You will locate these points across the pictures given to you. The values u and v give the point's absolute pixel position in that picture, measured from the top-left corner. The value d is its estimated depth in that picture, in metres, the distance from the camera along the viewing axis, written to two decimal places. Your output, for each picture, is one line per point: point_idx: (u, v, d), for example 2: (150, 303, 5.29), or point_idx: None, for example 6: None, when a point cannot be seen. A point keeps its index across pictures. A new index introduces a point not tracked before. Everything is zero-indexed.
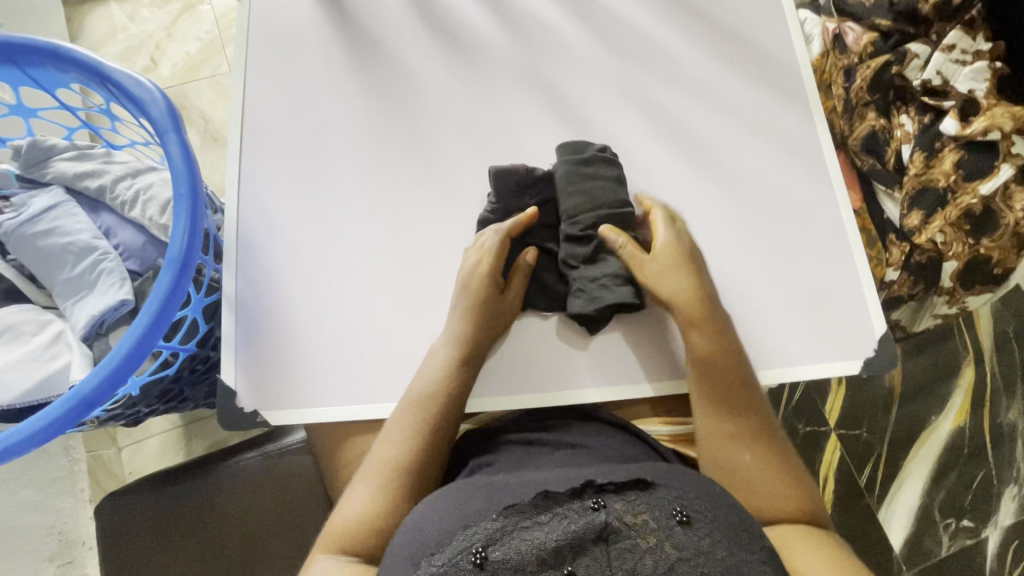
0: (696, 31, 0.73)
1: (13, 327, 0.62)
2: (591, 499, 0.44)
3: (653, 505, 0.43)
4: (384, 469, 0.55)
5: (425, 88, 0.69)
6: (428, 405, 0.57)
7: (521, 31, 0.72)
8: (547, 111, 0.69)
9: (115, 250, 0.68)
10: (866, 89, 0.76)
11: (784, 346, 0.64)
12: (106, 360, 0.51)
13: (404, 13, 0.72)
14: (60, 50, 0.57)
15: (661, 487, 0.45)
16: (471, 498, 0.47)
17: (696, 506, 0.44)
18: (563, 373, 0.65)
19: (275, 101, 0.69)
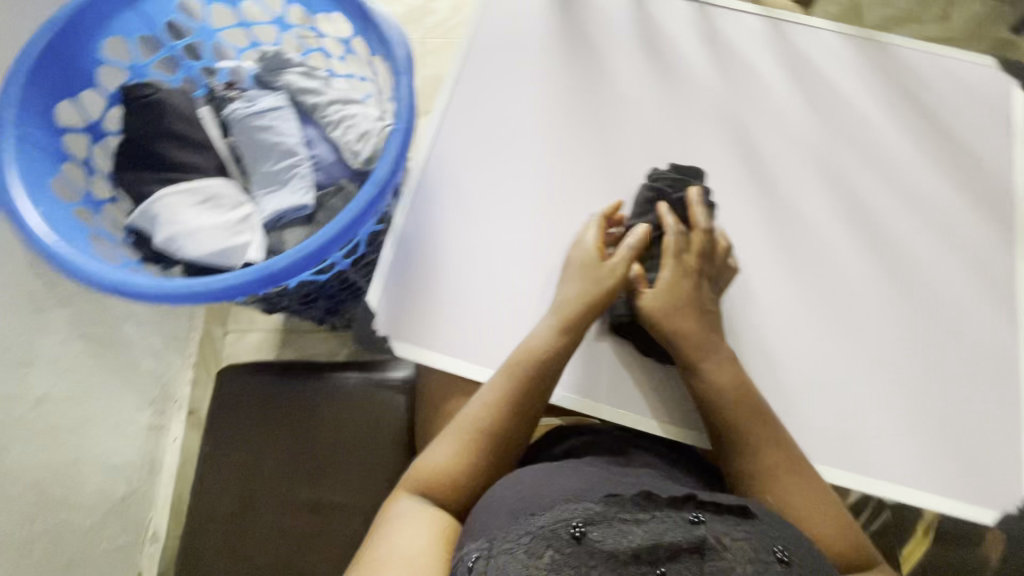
0: (909, 125, 0.72)
1: (215, 197, 0.68)
2: (690, 513, 0.45)
3: (753, 536, 0.44)
4: (467, 427, 0.58)
5: (626, 102, 0.72)
6: (520, 374, 0.59)
7: (733, 77, 0.74)
8: (737, 156, 0.70)
9: (310, 160, 0.75)
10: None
11: (913, 464, 0.60)
12: (294, 251, 0.58)
13: (629, 30, 0.76)
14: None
15: (761, 521, 0.46)
16: (570, 476, 0.52)
17: (798, 552, 0.45)
18: (658, 396, 0.63)
19: (489, 74, 0.74)
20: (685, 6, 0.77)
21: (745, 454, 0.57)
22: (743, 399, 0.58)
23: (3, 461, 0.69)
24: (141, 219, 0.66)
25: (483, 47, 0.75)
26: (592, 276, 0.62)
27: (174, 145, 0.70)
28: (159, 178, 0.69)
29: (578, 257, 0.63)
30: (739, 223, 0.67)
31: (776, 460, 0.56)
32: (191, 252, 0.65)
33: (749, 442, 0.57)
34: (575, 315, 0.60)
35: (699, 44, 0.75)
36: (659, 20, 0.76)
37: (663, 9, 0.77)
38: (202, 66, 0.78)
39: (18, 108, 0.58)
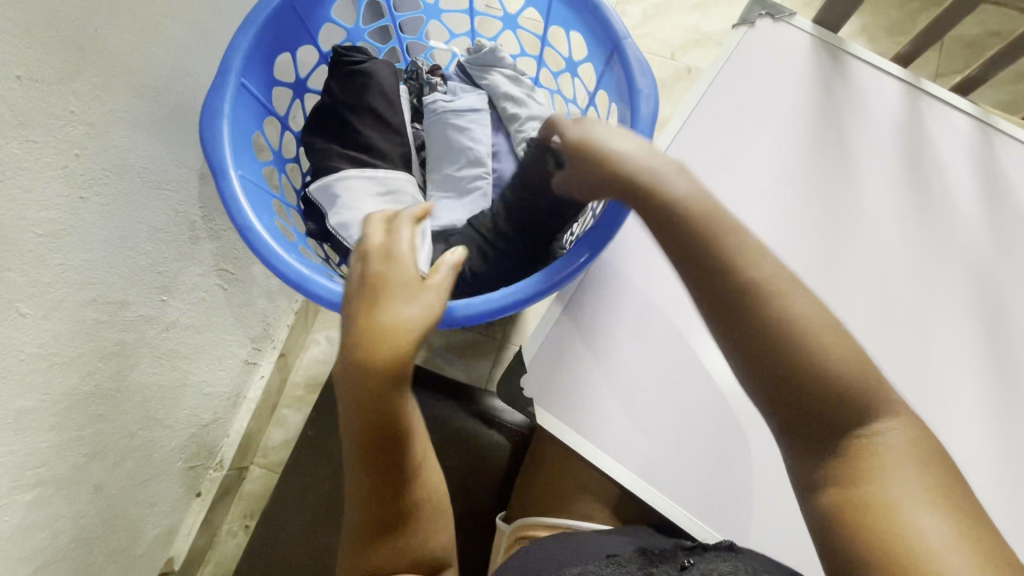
0: None
1: (396, 192, 0.64)
2: (682, 560, 0.50)
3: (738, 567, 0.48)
4: (360, 529, 0.44)
5: (864, 220, 0.63)
6: (371, 447, 0.43)
7: (1002, 227, 0.63)
8: (980, 322, 0.60)
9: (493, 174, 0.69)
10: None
11: None
12: (481, 304, 0.53)
13: (892, 135, 0.65)
14: (602, 8, 0.58)
15: (748, 552, 0.51)
16: (580, 544, 0.56)
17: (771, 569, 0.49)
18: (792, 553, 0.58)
19: (716, 138, 0.66)
20: (965, 123, 0.66)
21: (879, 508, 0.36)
22: None
23: (125, 377, 0.70)
24: (321, 195, 0.64)
25: (717, 107, 0.67)
26: (411, 308, 0.45)
27: (368, 122, 0.66)
28: (344, 152, 0.65)
29: (408, 315, 0.45)
30: (957, 405, 0.58)
31: (935, 507, 0.36)
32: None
33: (877, 485, 0.37)
34: (399, 356, 0.43)
35: (971, 174, 0.64)
36: (928, 133, 0.65)
37: (938, 122, 0.65)
38: (412, 41, 0.73)
39: (243, 58, 0.56)
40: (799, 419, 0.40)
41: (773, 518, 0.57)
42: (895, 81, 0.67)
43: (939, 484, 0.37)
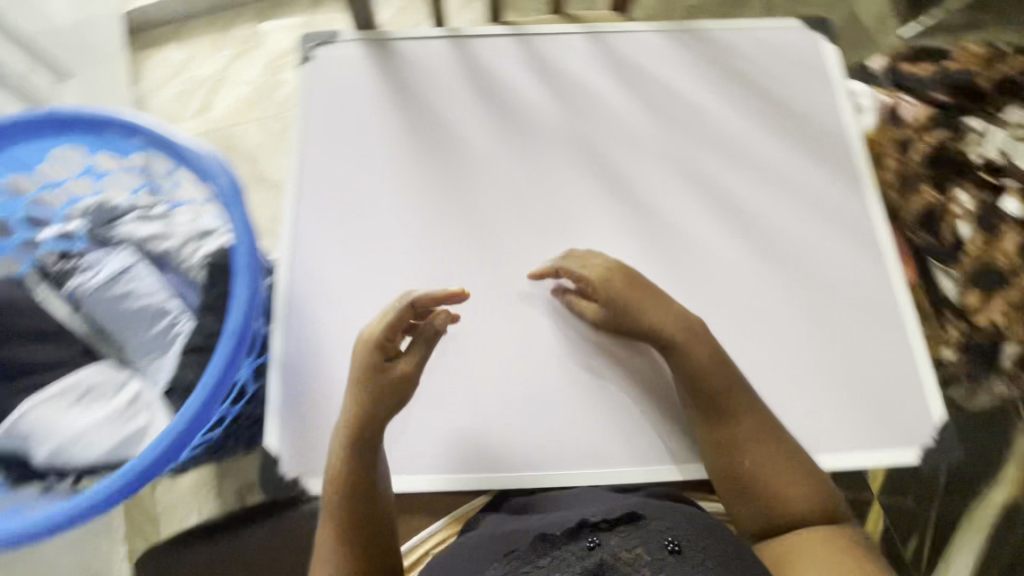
0: (738, 102, 0.75)
1: (91, 389, 0.65)
2: (587, 539, 0.50)
3: (644, 539, 0.49)
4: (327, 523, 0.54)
5: (470, 156, 0.71)
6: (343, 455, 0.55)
7: (570, 100, 0.74)
8: (595, 179, 0.70)
9: (185, 311, 0.71)
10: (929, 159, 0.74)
11: (834, 431, 0.62)
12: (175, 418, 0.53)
13: (456, 80, 0.74)
14: (145, 126, 0.63)
15: (655, 522, 0.51)
16: (492, 543, 0.55)
17: (686, 538, 0.50)
18: (578, 438, 0.64)
19: (331, 163, 0.71)
20: (508, 42, 0.76)
21: None
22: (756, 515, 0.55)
23: None
24: (10, 441, 0.62)
25: (318, 137, 0.72)
26: (360, 363, 0.56)
27: (23, 344, 0.66)
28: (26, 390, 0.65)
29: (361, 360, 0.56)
30: (618, 252, 0.68)
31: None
32: (85, 455, 0.62)
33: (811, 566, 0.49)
34: (359, 387, 0.56)
35: (529, 73, 0.74)
36: (488, 64, 0.75)
37: (484, 48, 0.75)
38: (19, 241, 0.71)
39: None
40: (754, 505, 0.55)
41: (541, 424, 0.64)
42: (439, 39, 0.76)
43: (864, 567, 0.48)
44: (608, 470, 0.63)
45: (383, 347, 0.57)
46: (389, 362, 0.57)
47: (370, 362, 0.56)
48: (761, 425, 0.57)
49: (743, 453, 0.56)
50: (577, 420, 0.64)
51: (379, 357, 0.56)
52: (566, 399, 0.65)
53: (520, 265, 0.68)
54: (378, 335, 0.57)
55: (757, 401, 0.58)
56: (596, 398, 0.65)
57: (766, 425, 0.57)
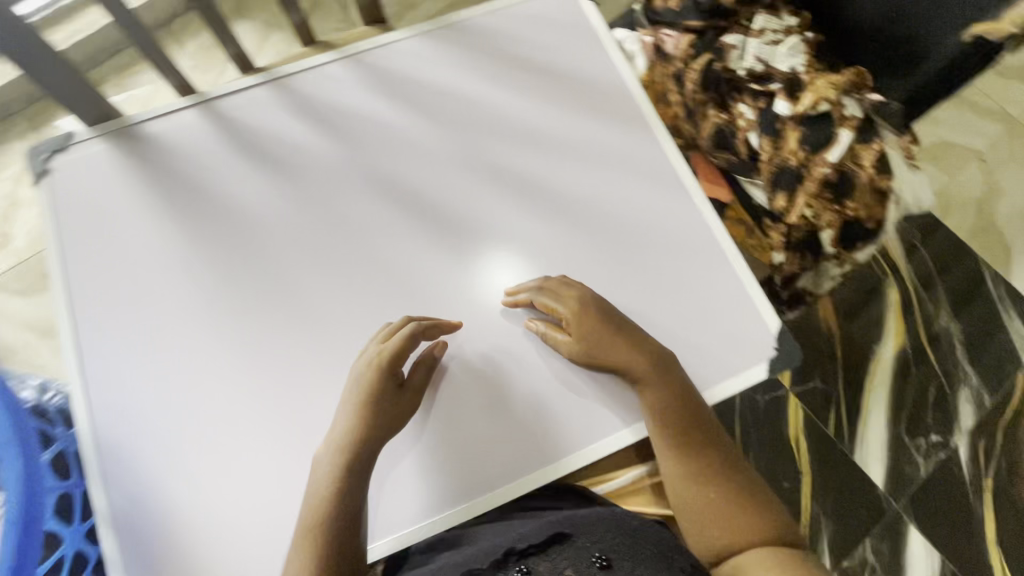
0: (513, 80, 0.73)
1: None
2: (516, 565, 0.58)
3: (573, 559, 0.57)
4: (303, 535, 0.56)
5: (256, 224, 0.66)
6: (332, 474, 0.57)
7: (344, 132, 0.70)
8: (393, 205, 0.68)
9: None
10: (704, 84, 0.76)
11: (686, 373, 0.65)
12: None
13: (221, 150, 0.70)
14: None
15: (578, 538, 0.59)
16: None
17: (614, 548, 0.58)
18: (450, 470, 0.62)
19: (103, 280, 0.64)
20: (262, 93, 0.72)
21: None
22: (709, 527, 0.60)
23: None
24: None
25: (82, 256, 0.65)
26: (365, 382, 0.60)
27: None
28: None
29: (369, 382, 0.60)
30: (438, 273, 0.66)
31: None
32: None
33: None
34: (364, 409, 0.59)
35: (294, 120, 0.71)
36: (248, 123, 0.71)
37: (241, 110, 0.71)
38: None
39: None
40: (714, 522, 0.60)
41: (413, 470, 0.62)
42: (188, 110, 0.71)
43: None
44: (490, 489, 0.62)
45: (394, 373, 0.61)
46: (399, 389, 0.62)
47: (383, 378, 0.60)
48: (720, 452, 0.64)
49: (709, 475, 0.62)
50: (446, 450, 0.62)
51: (386, 385, 0.61)
52: (428, 434, 0.63)
53: (339, 317, 0.64)
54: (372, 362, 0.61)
55: (723, 438, 0.65)
56: (459, 421, 0.63)
57: (731, 460, 0.64)
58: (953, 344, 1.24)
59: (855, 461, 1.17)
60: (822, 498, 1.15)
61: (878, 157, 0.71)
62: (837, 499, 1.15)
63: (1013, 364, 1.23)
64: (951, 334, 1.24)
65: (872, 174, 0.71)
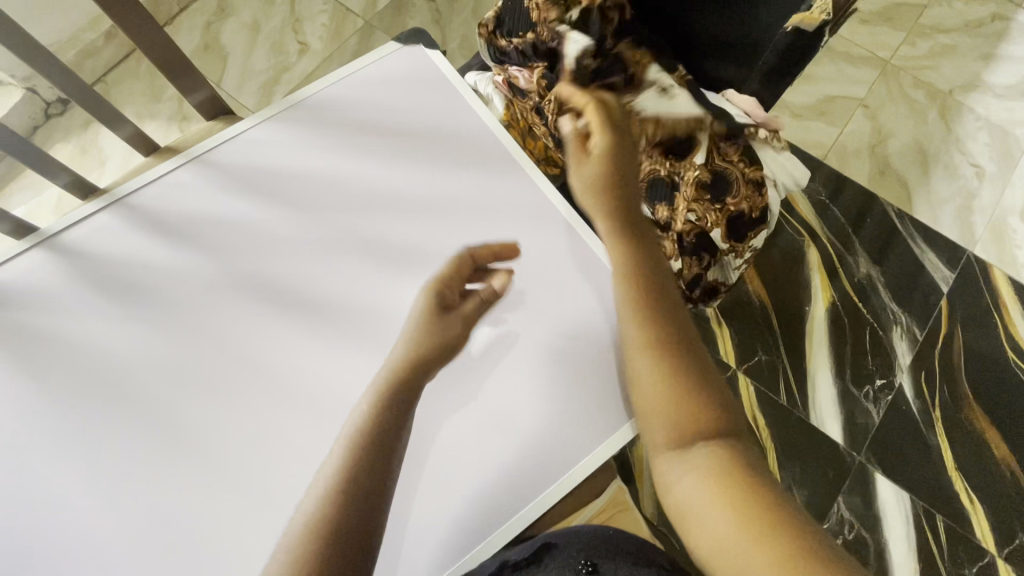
0: (374, 150, 0.71)
1: None
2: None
3: (565, 565, 0.63)
4: (340, 477, 0.57)
5: (132, 364, 0.63)
6: (383, 413, 0.59)
7: (205, 242, 0.66)
8: (275, 309, 0.65)
9: None
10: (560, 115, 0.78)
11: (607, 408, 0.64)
12: None
13: (72, 290, 0.64)
14: None
15: (565, 546, 0.65)
16: None
17: (599, 552, 0.64)
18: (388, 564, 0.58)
19: None
20: (107, 218, 0.67)
21: (700, 514, 0.56)
22: (656, 404, 0.60)
23: None
24: None
25: None
26: (418, 315, 0.64)
27: None
28: None
29: (420, 312, 0.64)
30: (335, 369, 0.63)
31: (727, 515, 0.55)
32: None
33: (703, 489, 0.57)
34: (417, 337, 0.63)
35: (149, 240, 0.66)
36: (97, 253, 0.66)
37: (85, 241, 0.66)
38: None
39: None
40: (669, 416, 0.60)
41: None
42: (27, 253, 0.66)
43: (743, 501, 0.55)
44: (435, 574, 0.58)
45: (442, 297, 0.65)
46: (445, 312, 0.64)
47: (433, 300, 0.64)
48: (696, 359, 0.64)
49: (674, 379, 0.61)
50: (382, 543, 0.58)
51: (432, 308, 0.64)
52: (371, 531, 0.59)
53: (235, 444, 0.61)
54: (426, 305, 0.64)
55: (700, 351, 0.65)
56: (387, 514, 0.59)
57: (701, 362, 0.64)
58: (876, 288, 1.28)
59: (812, 424, 1.19)
60: (789, 469, 1.16)
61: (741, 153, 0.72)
62: (804, 465, 1.17)
63: (934, 293, 1.28)
64: (873, 279, 1.29)
65: (741, 167, 0.72)
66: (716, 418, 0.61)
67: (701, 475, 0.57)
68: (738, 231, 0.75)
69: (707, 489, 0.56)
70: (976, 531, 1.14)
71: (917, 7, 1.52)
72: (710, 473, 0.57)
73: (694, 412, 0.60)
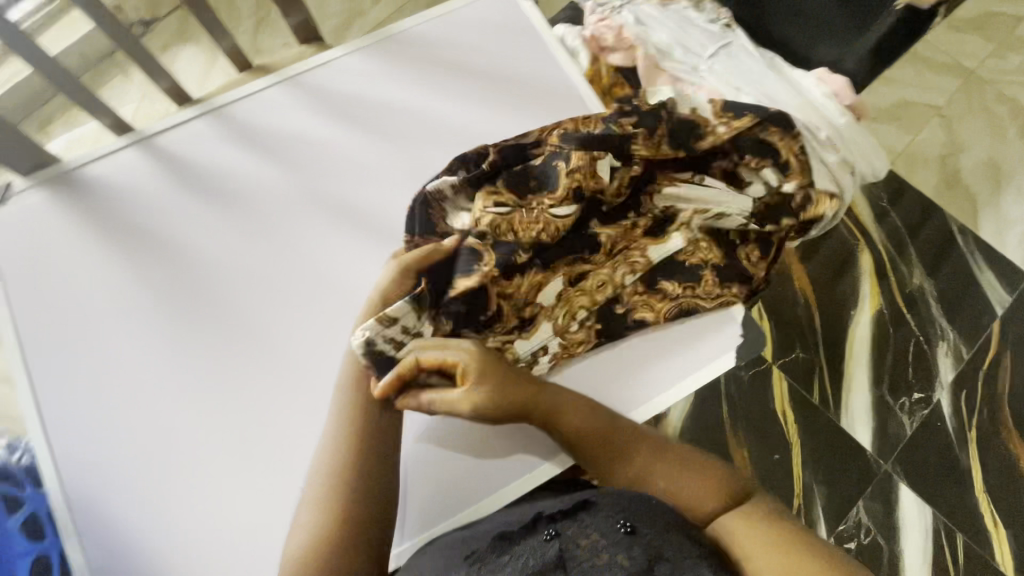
0: (459, 89, 0.72)
1: None
2: (544, 531, 0.54)
3: (599, 525, 0.53)
4: (331, 478, 0.54)
5: (212, 261, 0.65)
6: (368, 410, 0.57)
7: (290, 158, 0.69)
8: (350, 229, 0.67)
9: None
10: (661, 66, 0.75)
11: (666, 363, 0.65)
12: None
13: (164, 186, 0.68)
14: None
15: (601, 505, 0.56)
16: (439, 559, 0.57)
17: (640, 516, 0.54)
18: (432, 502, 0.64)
19: (56, 338, 0.62)
20: (201, 125, 0.70)
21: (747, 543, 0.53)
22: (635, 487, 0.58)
23: None
24: None
25: (28, 315, 0.63)
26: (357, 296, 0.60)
27: None
28: None
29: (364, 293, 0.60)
30: None
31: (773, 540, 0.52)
32: None
33: (744, 526, 0.54)
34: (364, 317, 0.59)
35: (239, 149, 0.69)
36: (189, 157, 0.69)
37: (179, 144, 0.69)
38: None
39: None
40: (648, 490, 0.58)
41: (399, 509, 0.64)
42: (126, 150, 0.69)
43: (785, 531, 0.53)
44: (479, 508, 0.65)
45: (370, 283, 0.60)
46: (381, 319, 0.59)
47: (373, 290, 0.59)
48: (652, 439, 0.61)
49: (635, 468, 0.59)
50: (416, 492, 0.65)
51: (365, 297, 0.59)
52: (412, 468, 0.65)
53: (300, 352, 0.63)
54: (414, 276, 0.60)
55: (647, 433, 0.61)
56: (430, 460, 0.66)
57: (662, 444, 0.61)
58: (927, 301, 1.26)
59: (842, 426, 1.19)
60: (812, 467, 1.16)
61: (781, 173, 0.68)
62: (828, 467, 1.16)
63: (987, 313, 1.25)
64: (925, 291, 1.26)
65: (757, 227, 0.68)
66: (703, 481, 0.58)
67: (739, 518, 0.55)
68: (762, 249, 0.69)
69: (749, 523, 0.54)
70: (996, 553, 1.12)
71: (1012, 18, 1.45)
72: (748, 516, 0.55)
73: (674, 480, 0.58)
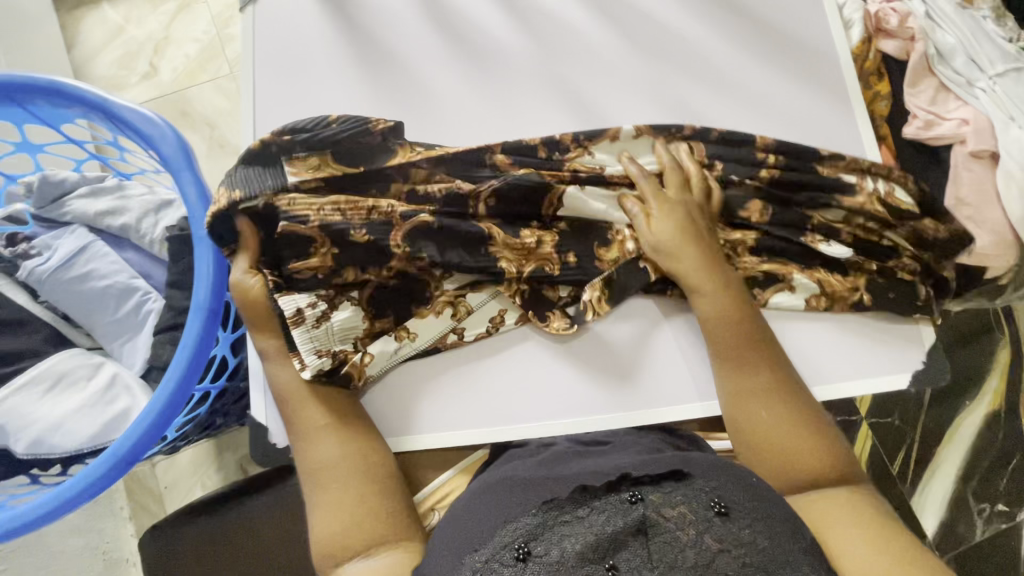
0: (720, 22, 0.70)
1: (66, 375, 0.64)
2: (627, 492, 0.45)
3: (690, 497, 0.44)
4: (324, 477, 0.53)
5: (438, 103, 0.67)
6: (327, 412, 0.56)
7: (538, 32, 0.69)
8: (572, 120, 0.67)
9: (155, 288, 0.69)
10: (933, 69, 0.70)
11: (846, 359, 0.63)
12: (143, 414, 0.51)
13: (416, 19, 0.69)
14: (54, 83, 0.59)
15: (698, 478, 0.46)
16: (508, 494, 0.50)
17: (734, 497, 0.45)
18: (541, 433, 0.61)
19: (286, 121, 0.66)
20: None
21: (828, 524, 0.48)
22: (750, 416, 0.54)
23: None
24: None
25: (268, 95, 0.67)
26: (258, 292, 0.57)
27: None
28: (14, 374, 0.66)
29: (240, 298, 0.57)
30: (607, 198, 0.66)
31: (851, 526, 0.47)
32: (65, 444, 0.61)
33: (823, 510, 0.49)
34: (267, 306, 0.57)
35: (493, 9, 0.70)
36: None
37: None
38: None
39: None
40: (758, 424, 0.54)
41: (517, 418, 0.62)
42: None
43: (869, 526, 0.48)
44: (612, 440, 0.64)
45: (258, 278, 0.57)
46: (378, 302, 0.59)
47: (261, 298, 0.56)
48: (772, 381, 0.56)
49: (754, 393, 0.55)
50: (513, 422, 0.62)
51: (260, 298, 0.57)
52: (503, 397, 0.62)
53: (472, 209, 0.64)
54: (253, 284, 0.56)
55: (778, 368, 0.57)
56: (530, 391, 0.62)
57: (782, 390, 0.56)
58: None
59: (910, 506, 1.14)
60: None
61: (829, 262, 0.64)
62: None
63: None
64: None
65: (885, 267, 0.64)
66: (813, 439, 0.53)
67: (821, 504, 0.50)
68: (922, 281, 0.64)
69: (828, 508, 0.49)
70: None
71: None
72: (830, 504, 0.50)
73: (785, 422, 0.53)
